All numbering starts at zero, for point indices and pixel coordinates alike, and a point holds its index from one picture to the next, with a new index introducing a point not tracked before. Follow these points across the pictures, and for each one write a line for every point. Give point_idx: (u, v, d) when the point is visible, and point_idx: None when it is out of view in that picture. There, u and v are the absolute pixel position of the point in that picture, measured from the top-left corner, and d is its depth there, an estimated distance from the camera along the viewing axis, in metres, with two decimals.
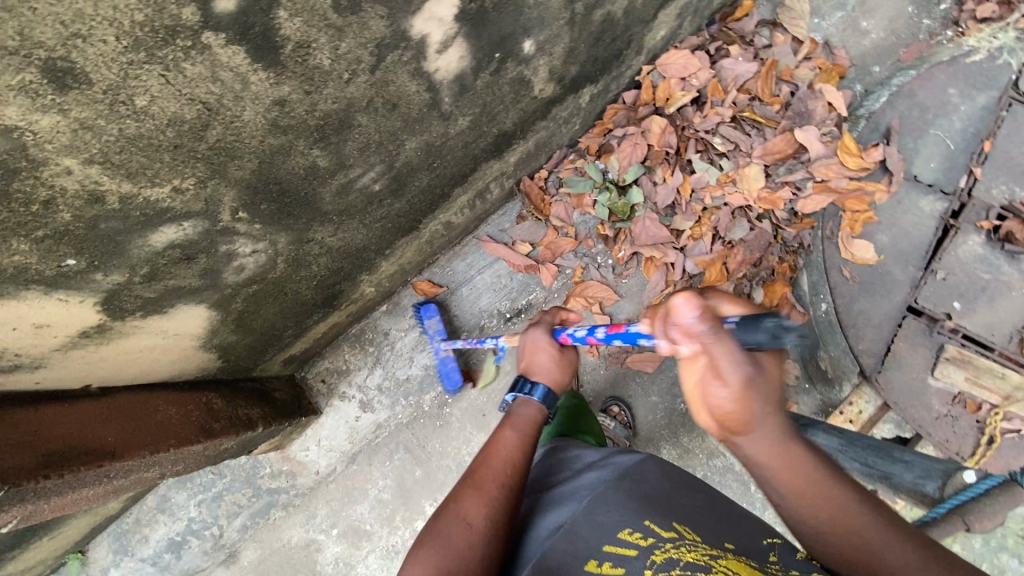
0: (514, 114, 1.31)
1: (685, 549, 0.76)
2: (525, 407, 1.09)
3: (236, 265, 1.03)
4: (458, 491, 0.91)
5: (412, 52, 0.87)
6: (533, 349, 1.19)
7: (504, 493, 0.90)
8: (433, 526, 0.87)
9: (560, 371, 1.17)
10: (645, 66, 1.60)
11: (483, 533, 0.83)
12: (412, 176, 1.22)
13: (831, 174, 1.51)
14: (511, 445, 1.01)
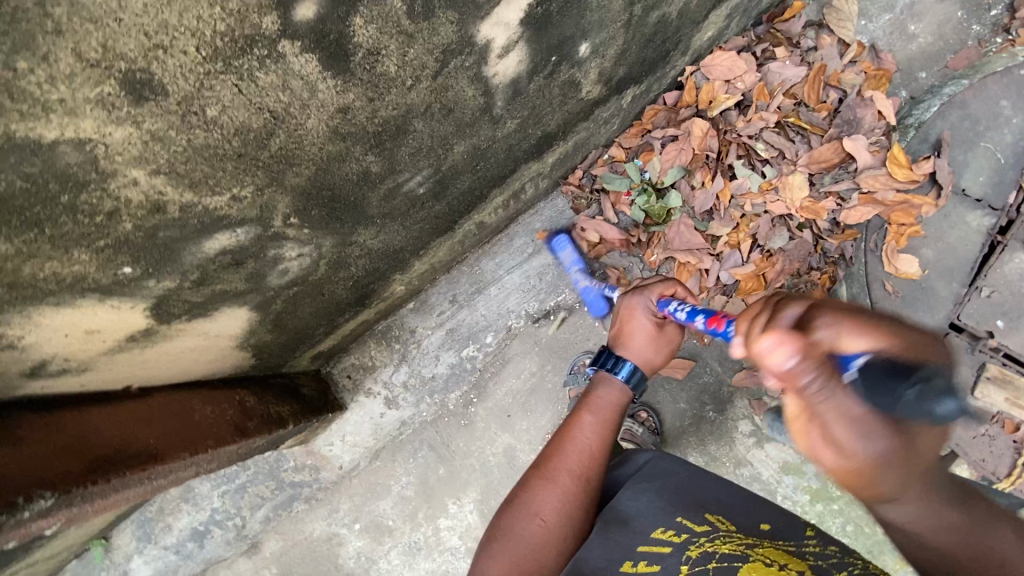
0: (559, 116, 1.27)
1: (719, 542, 0.88)
2: (605, 388, 1.15)
3: (281, 268, 1.01)
4: (532, 481, 1.04)
5: (475, 58, 0.84)
6: (630, 317, 1.19)
7: (577, 485, 1.02)
8: (506, 516, 1.01)
9: (654, 350, 1.17)
10: (689, 66, 1.58)
11: (554, 529, 0.97)
12: (455, 179, 1.19)
13: (878, 185, 1.47)
14: (588, 432, 1.10)
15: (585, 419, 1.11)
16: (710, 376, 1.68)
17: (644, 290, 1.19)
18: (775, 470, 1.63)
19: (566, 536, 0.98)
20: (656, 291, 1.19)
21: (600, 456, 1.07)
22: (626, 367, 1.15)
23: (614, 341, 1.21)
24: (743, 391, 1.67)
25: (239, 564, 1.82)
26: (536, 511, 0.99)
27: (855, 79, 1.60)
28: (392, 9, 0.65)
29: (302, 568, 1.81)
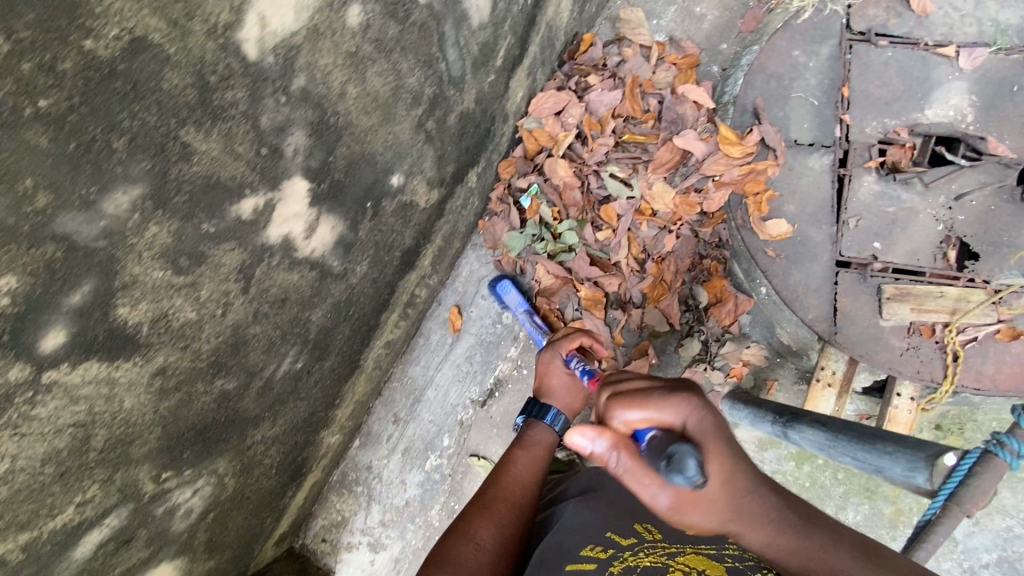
0: (410, 232, 1.30)
1: (641, 555, 0.89)
2: (537, 429, 1.28)
3: (182, 512, 0.96)
4: (471, 509, 1.07)
5: (280, 254, 0.84)
6: (549, 370, 1.35)
7: (511, 507, 1.07)
8: (438, 547, 1.00)
9: (571, 398, 1.32)
10: (518, 120, 1.66)
11: (490, 554, 0.97)
12: (332, 336, 1.18)
13: (721, 167, 1.59)
14: (523, 463, 1.19)
15: (520, 454, 1.21)
16: None
17: (557, 346, 1.36)
18: (756, 449, 1.65)
19: (501, 562, 0.97)
20: (564, 346, 1.35)
21: (536, 486, 1.15)
22: (551, 414, 1.28)
23: (540, 394, 1.35)
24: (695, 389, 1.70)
25: None
26: (472, 535, 1.00)
27: (666, 78, 1.73)
28: (153, 280, 0.63)
29: None
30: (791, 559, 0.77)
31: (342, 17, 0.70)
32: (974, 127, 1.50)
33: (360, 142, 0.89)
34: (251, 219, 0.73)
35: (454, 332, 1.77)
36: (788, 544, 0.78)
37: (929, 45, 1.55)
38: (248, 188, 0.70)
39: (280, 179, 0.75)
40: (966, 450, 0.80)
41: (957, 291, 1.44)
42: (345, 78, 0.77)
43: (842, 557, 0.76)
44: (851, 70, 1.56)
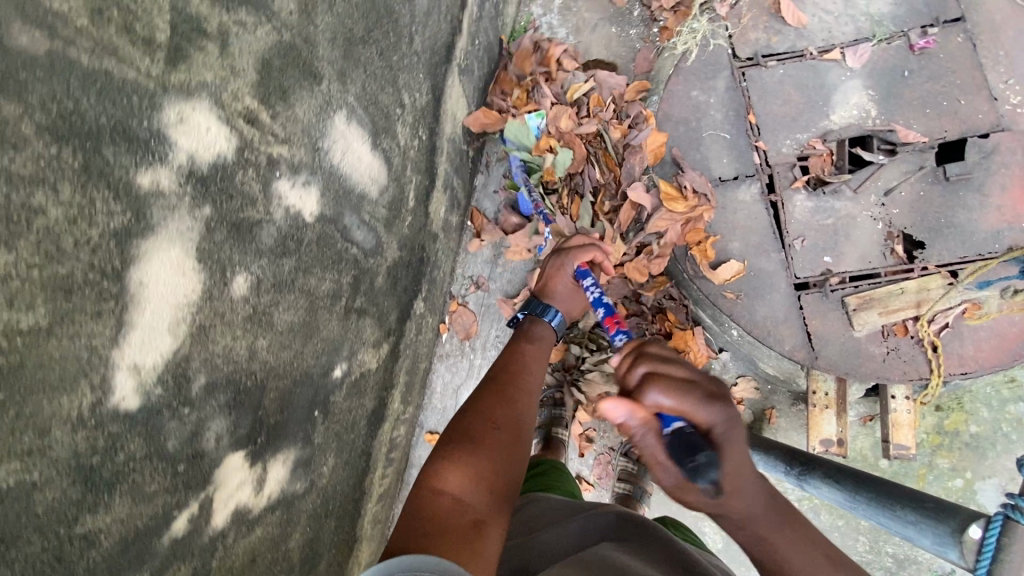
0: (371, 394, 1.24)
1: None
2: (539, 327, 1.27)
3: None
4: (482, 394, 1.08)
5: (234, 528, 0.77)
6: (555, 275, 1.31)
7: (523, 398, 1.10)
8: (455, 427, 1.01)
9: (572, 303, 1.32)
10: (527, 45, 1.74)
11: (502, 433, 1.00)
12: (319, 540, 1.11)
13: (665, 223, 1.56)
14: (525, 352, 1.20)
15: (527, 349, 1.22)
16: None
17: (569, 253, 1.31)
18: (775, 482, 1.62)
19: (512, 445, 0.99)
20: (578, 256, 1.30)
21: (540, 379, 1.18)
22: (552, 316, 1.27)
23: (540, 292, 1.32)
24: None
25: None
26: (489, 415, 1.02)
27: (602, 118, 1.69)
28: None
29: None
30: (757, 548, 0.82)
31: (228, 296, 0.65)
32: (880, 121, 1.53)
33: (288, 374, 0.83)
34: (188, 531, 0.66)
35: None
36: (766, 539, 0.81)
37: (816, 52, 1.58)
38: (176, 509, 0.63)
39: (210, 474, 0.68)
40: (989, 520, 0.77)
41: (916, 284, 1.45)
42: (250, 340, 0.71)
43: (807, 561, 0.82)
44: (751, 96, 1.58)
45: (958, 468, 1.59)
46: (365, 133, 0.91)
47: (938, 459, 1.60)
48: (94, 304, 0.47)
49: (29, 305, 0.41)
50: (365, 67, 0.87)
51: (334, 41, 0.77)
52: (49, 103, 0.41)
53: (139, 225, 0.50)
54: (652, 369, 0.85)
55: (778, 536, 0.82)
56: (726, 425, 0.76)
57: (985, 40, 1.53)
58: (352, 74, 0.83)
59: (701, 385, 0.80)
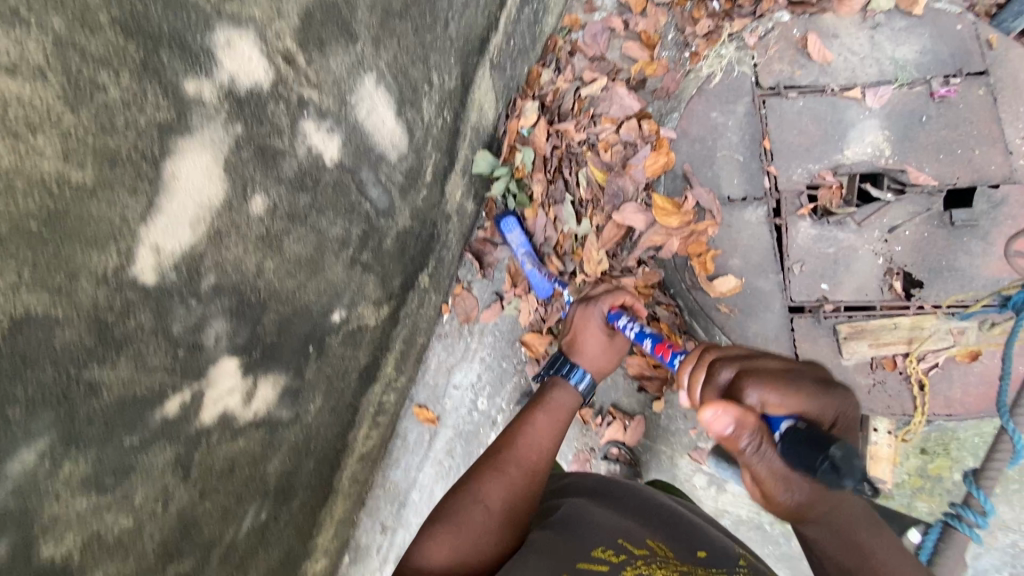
0: (365, 351, 1.31)
1: (654, 566, 0.91)
2: (561, 391, 1.32)
3: None
4: (484, 469, 1.13)
5: (219, 430, 0.84)
6: (585, 326, 1.42)
7: (522, 470, 1.13)
8: (454, 505, 1.07)
9: (607, 357, 1.39)
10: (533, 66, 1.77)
11: (500, 512, 1.05)
12: (296, 475, 1.17)
13: (660, 238, 1.60)
14: (538, 424, 1.24)
15: (539, 418, 1.25)
16: (647, 452, 1.72)
17: (597, 303, 1.44)
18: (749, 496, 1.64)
19: (509, 523, 1.04)
20: (607, 303, 1.43)
21: (549, 450, 1.20)
22: (577, 374, 1.35)
23: (570, 348, 1.42)
24: (678, 449, 1.70)
25: None
26: (484, 495, 1.07)
27: (603, 136, 1.69)
28: (77, 511, 0.64)
29: None
30: (850, 555, 0.91)
31: (245, 211, 0.73)
32: (892, 160, 1.57)
33: (288, 302, 0.90)
34: (178, 416, 0.74)
35: (430, 427, 1.77)
36: (858, 540, 0.91)
37: (836, 89, 1.63)
38: (169, 391, 0.71)
39: (204, 369, 0.76)
40: (929, 528, 1.10)
41: (910, 320, 1.48)
42: (259, 257, 0.79)
43: (900, 563, 0.92)
44: (769, 122, 1.64)
45: (935, 514, 1.58)
46: (391, 100, 1.00)
47: (918, 501, 1.59)
48: (131, 179, 0.55)
49: (81, 164, 0.50)
50: (397, 40, 0.96)
51: (373, 9, 0.86)
52: (123, 2, 0.50)
53: (180, 124, 0.58)
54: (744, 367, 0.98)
55: (869, 537, 0.92)
56: (830, 411, 0.92)
57: (1006, 95, 1.56)
58: (385, 42, 0.92)
59: (805, 381, 0.93)
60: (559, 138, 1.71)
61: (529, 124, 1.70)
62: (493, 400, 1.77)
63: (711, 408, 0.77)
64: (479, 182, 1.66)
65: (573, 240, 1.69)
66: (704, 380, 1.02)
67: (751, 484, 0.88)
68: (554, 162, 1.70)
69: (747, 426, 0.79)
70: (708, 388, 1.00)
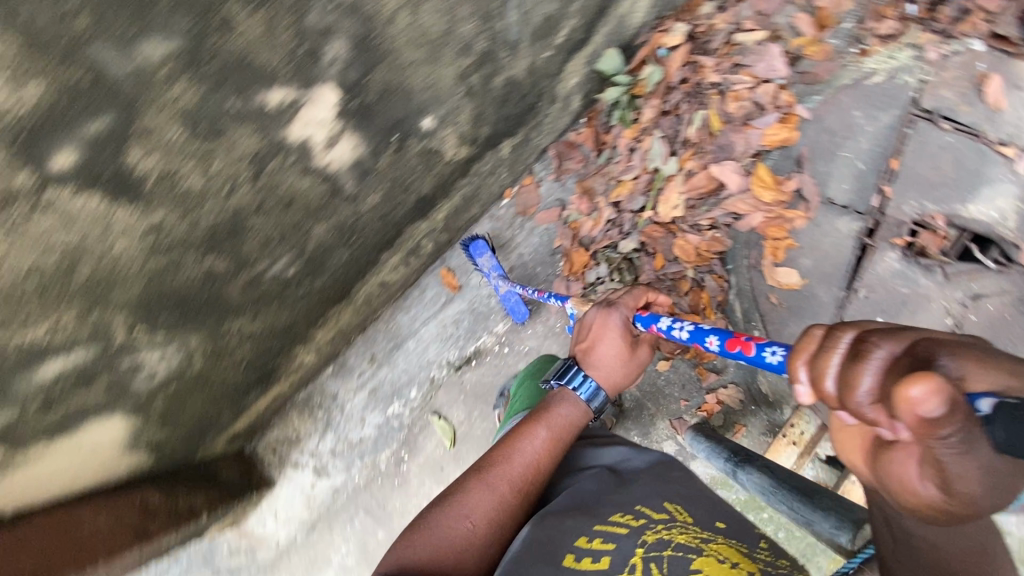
0: (429, 180, 1.31)
1: (676, 531, 0.93)
2: (565, 406, 1.21)
3: (146, 373, 1.01)
4: (475, 481, 1.07)
5: (296, 155, 0.87)
6: (602, 335, 1.27)
7: (511, 490, 1.06)
8: (437, 513, 1.03)
9: (622, 370, 1.26)
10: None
11: (482, 531, 1.00)
12: (328, 255, 1.21)
13: (746, 208, 1.54)
14: (539, 443, 1.13)
15: (541, 435, 1.15)
16: (633, 402, 1.73)
17: (615, 309, 1.28)
18: (714, 476, 1.67)
19: (492, 541, 1.00)
20: (626, 307, 1.29)
21: (544, 471, 1.11)
22: (588, 388, 1.23)
23: (583, 358, 1.28)
24: (662, 412, 1.72)
25: None
26: (468, 511, 1.02)
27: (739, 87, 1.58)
28: (169, 137, 0.71)
29: None
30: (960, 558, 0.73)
31: None
32: (1014, 234, 1.40)
33: (398, 73, 0.91)
34: (276, 111, 0.78)
35: (449, 292, 1.80)
36: (966, 540, 0.74)
37: (993, 140, 1.44)
38: (278, 80, 0.75)
39: (314, 81, 0.80)
40: None
41: None
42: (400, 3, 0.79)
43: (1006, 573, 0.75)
44: (907, 144, 1.50)
45: None
46: None
47: None
48: None
49: None
50: None
51: None
52: None
53: None
54: (913, 334, 0.60)
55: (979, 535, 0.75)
56: None
57: None
58: None
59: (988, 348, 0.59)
60: (692, 72, 1.61)
61: (671, 47, 1.61)
62: (516, 295, 1.82)
63: (919, 384, 0.51)
64: (596, 80, 1.61)
65: (657, 176, 1.62)
66: (837, 356, 0.64)
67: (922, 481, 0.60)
68: (678, 93, 1.62)
69: (957, 409, 0.51)
70: (854, 367, 0.61)
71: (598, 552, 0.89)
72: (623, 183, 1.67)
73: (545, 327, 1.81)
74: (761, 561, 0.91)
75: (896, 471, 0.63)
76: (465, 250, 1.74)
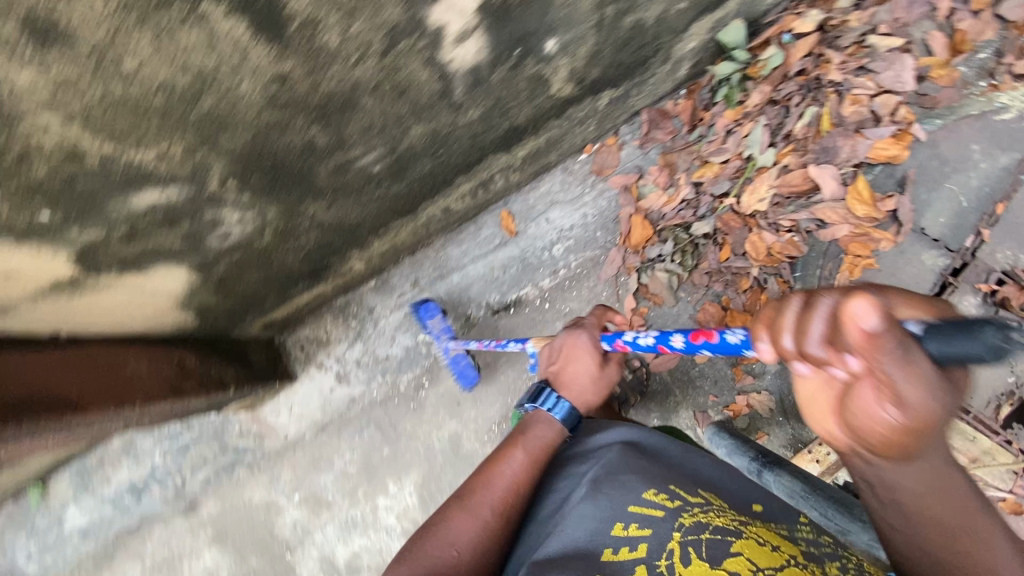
0: (527, 110, 1.25)
1: (712, 514, 0.93)
2: (541, 424, 1.20)
3: (221, 231, 1.00)
4: (456, 509, 1.07)
5: (427, 41, 0.83)
6: (571, 357, 1.27)
7: (493, 515, 1.05)
8: (421, 545, 1.02)
9: (592, 389, 1.25)
10: None
11: (467, 558, 0.99)
12: (414, 162, 1.17)
13: (835, 218, 1.48)
14: (516, 465, 1.13)
15: (518, 457, 1.14)
16: (660, 386, 1.72)
17: (583, 330, 1.28)
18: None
19: (478, 566, 0.99)
20: (595, 329, 1.28)
21: (526, 491, 1.10)
22: (559, 405, 1.21)
23: (555, 380, 1.27)
24: (688, 403, 1.70)
25: (175, 522, 1.86)
26: (453, 540, 1.01)
27: (858, 92, 1.49)
28: None
29: (236, 532, 1.83)
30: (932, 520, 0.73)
31: None
32: None
33: None
34: None
35: (504, 236, 1.76)
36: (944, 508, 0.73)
37: None
38: None
39: None
40: None
41: (990, 444, 1.42)
42: None
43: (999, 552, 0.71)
44: (1019, 190, 1.43)
45: None
46: None
47: None
48: None
49: None
50: None
51: None
52: None
53: None
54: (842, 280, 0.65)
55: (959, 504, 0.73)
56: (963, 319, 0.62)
57: None
58: None
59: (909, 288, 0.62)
60: (814, 64, 1.52)
61: (798, 34, 1.52)
62: (570, 254, 1.77)
63: (859, 299, 0.54)
64: (713, 50, 1.53)
65: (750, 164, 1.56)
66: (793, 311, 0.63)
67: (883, 409, 0.62)
68: (793, 84, 1.53)
69: (893, 325, 0.54)
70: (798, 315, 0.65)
71: (636, 538, 0.88)
72: (709, 164, 1.60)
73: (590, 293, 1.76)
74: (801, 543, 0.94)
75: (859, 410, 0.65)
76: (414, 310, 1.76)
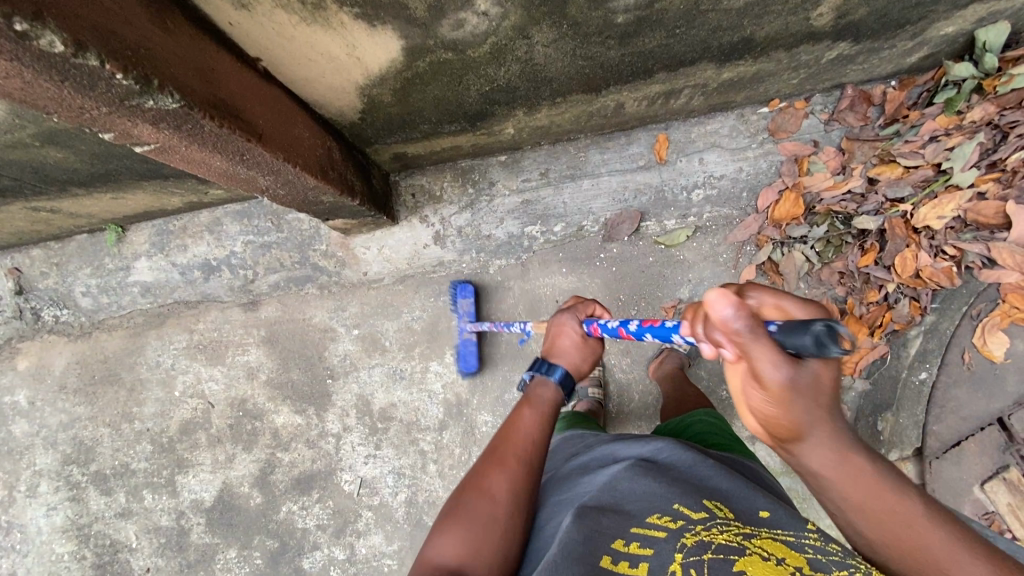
0: (774, 26, 1.16)
1: (717, 531, 0.82)
2: (543, 386, 1.13)
3: (459, 18, 0.94)
4: (482, 466, 0.98)
5: None
6: (558, 331, 1.23)
7: (522, 467, 0.98)
8: (457, 500, 0.94)
9: (581, 358, 1.20)
10: None
11: (505, 510, 0.91)
12: (652, 29, 1.08)
13: (1009, 262, 1.43)
14: (531, 421, 1.07)
15: (529, 412, 1.09)
16: None
17: (570, 310, 1.25)
18: (773, 466, 1.65)
19: (514, 517, 0.91)
20: (582, 310, 1.24)
21: (546, 447, 1.04)
22: (554, 371, 1.15)
23: (546, 352, 1.22)
24: None
25: (232, 312, 1.87)
26: (487, 491, 0.93)
27: None
28: None
29: (287, 342, 1.85)
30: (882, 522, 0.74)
31: None
32: None
33: None
34: None
35: (652, 161, 1.68)
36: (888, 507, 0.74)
37: None
38: None
39: None
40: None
41: None
42: None
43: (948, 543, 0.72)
44: None
45: None
46: None
47: None
48: None
49: None
50: None
51: None
52: None
53: None
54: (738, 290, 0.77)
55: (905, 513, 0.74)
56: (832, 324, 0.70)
57: None
58: None
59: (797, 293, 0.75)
60: None
61: None
62: (707, 204, 1.67)
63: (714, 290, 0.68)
64: (959, 45, 1.38)
65: (942, 177, 1.49)
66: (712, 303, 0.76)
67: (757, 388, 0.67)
68: None
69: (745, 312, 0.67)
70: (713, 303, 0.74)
71: (636, 556, 0.79)
72: (893, 165, 1.52)
73: (711, 249, 1.68)
74: (806, 550, 0.81)
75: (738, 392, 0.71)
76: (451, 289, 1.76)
